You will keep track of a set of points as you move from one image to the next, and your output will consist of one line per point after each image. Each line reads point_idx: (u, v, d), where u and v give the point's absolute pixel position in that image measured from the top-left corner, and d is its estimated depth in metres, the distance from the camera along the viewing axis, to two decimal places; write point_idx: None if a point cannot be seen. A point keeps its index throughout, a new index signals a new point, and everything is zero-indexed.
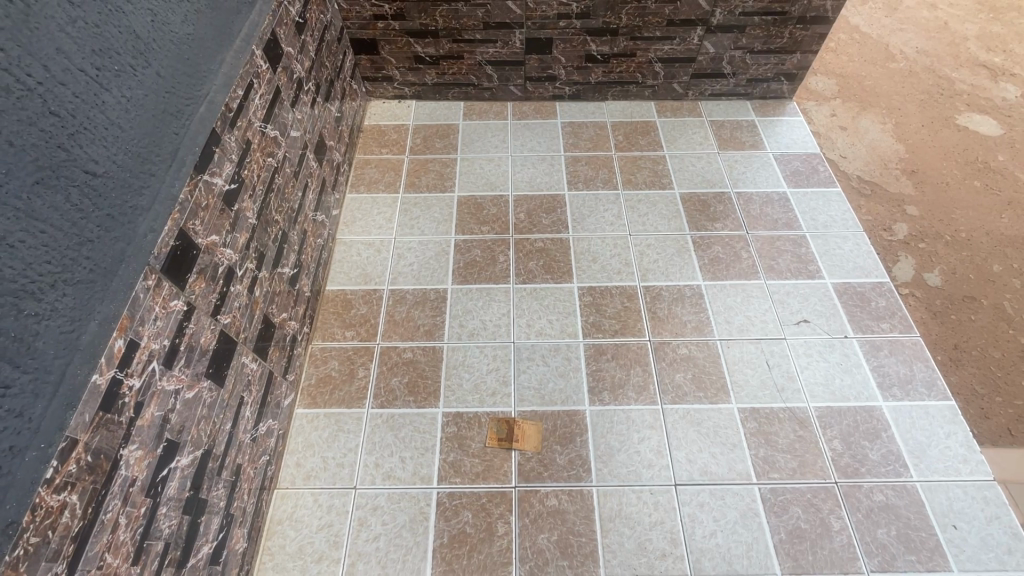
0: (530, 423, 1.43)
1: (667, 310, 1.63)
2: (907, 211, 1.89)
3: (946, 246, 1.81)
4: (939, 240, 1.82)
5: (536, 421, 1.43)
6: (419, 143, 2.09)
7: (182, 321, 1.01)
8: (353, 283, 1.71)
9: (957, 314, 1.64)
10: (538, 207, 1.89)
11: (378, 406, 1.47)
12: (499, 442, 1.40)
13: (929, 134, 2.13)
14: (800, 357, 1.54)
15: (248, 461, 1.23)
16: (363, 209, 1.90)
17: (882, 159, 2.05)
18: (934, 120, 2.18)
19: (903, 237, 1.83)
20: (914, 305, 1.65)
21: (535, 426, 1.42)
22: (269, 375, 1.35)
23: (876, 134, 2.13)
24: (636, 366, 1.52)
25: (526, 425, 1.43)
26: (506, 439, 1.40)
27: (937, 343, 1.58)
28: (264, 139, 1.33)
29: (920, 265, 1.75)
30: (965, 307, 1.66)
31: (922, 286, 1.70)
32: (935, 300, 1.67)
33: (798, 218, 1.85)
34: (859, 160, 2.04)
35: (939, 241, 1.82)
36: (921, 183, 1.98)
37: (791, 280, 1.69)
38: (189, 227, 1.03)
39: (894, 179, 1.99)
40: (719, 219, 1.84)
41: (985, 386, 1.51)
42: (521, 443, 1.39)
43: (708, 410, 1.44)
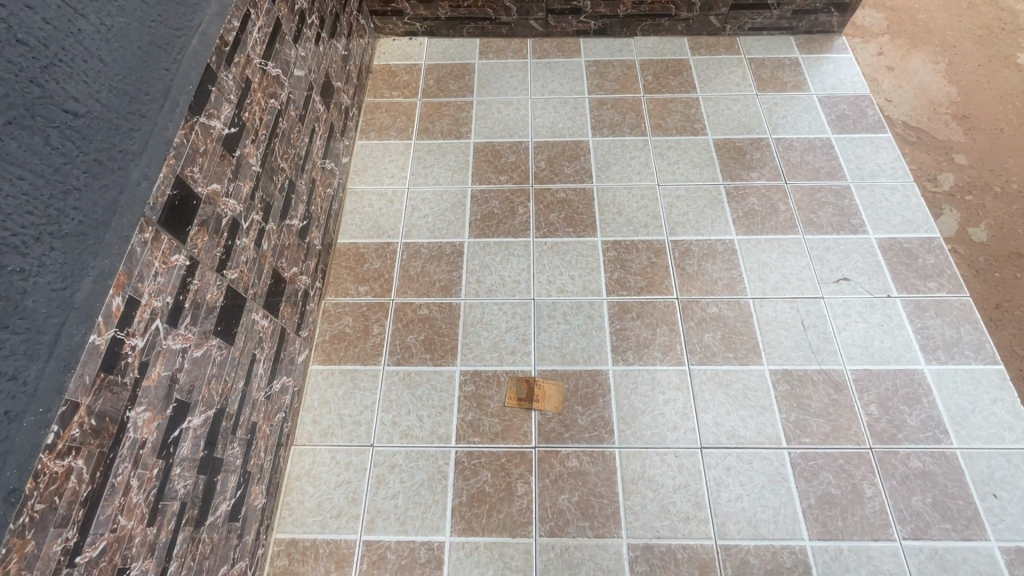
0: (551, 384, 1.38)
1: (696, 267, 1.53)
2: (955, 160, 1.73)
3: (997, 199, 1.66)
4: (987, 192, 1.67)
5: (556, 381, 1.38)
6: (433, 85, 1.95)
7: (185, 277, 0.94)
8: (367, 236, 1.64)
9: (1003, 273, 1.52)
10: (560, 154, 1.77)
11: (394, 363, 1.43)
12: (515, 404, 1.35)
13: (985, 75, 1.93)
14: (838, 317, 1.44)
15: (263, 419, 1.21)
16: (374, 157, 1.79)
17: (930, 103, 1.87)
18: (992, 59, 1.97)
19: (948, 188, 1.68)
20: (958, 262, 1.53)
21: (557, 388, 1.37)
22: (281, 332, 1.30)
23: (926, 75, 1.94)
24: (662, 326, 1.44)
25: (547, 386, 1.37)
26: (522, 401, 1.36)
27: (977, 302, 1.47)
28: (265, 78, 1.22)
29: (965, 220, 1.61)
30: (1011, 265, 1.53)
31: (965, 241, 1.57)
32: (978, 257, 1.54)
33: (842, 167, 1.71)
34: (905, 105, 1.86)
35: (987, 193, 1.67)
36: (972, 129, 1.80)
37: (832, 235, 1.58)
38: (187, 175, 0.95)
39: (942, 125, 1.81)
40: (756, 168, 1.71)
41: None
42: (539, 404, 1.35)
43: (738, 371, 1.38)
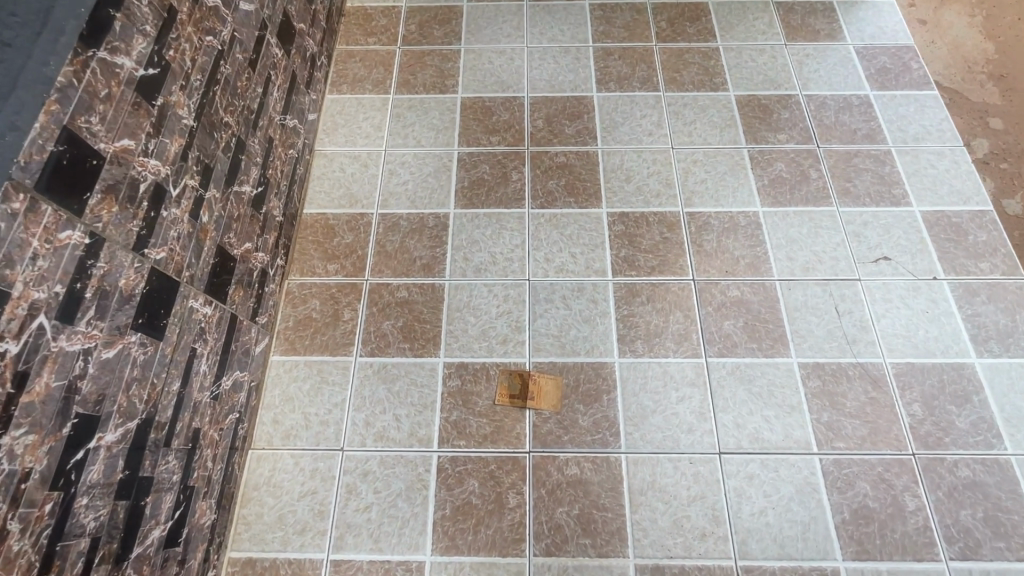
0: (549, 379, 1.20)
1: (715, 244, 1.34)
2: (997, 123, 1.52)
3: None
4: None
5: (554, 376, 1.20)
6: (414, 30, 1.70)
7: (84, 259, 0.74)
8: (337, 206, 1.42)
9: None
10: (560, 112, 1.54)
11: (368, 354, 1.24)
12: (506, 403, 1.18)
13: None
14: (877, 302, 1.26)
15: (209, 424, 1.02)
16: (346, 113, 1.56)
17: (964, 61, 1.64)
18: None
19: (983, 154, 1.47)
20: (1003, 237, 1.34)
21: (555, 383, 1.19)
22: (232, 320, 1.11)
23: (961, 29, 1.69)
24: (676, 312, 1.26)
25: (544, 381, 1.19)
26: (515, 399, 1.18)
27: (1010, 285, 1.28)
28: (198, 7, 0.98)
29: (999, 192, 1.41)
30: None
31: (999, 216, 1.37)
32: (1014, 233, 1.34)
33: (882, 129, 1.49)
34: (936, 62, 1.63)
35: None
36: (1010, 90, 1.58)
37: (870, 207, 1.38)
38: (81, 126, 0.73)
39: (978, 85, 1.59)
40: (784, 129, 1.49)
41: None
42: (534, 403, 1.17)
43: (762, 365, 1.20)
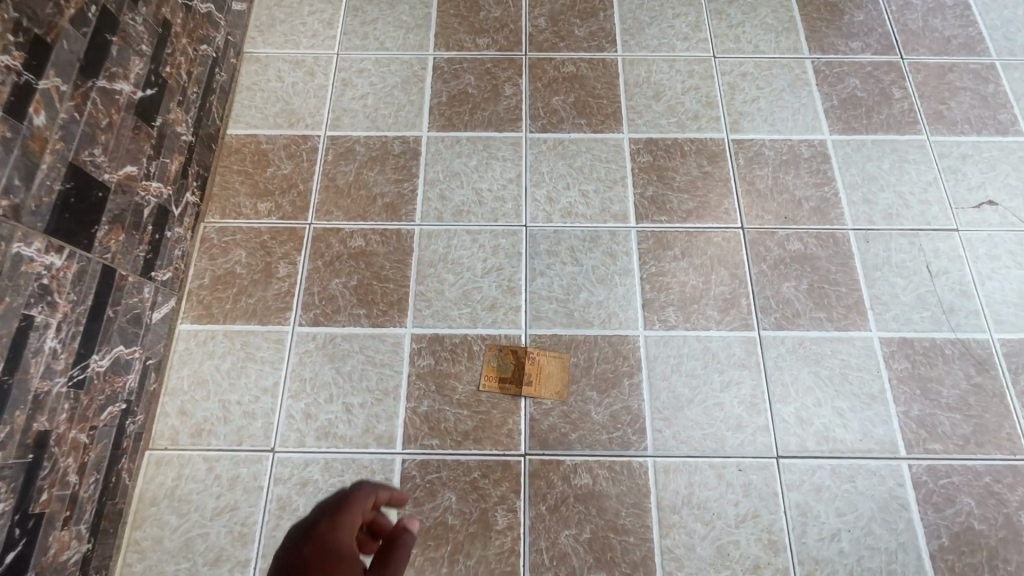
0: (552, 358, 0.90)
1: (770, 181, 1.02)
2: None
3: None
4: None
5: (559, 353, 0.90)
6: None
7: None
8: (272, 125, 1.07)
9: None
10: (568, 7, 1.18)
11: (310, 322, 0.93)
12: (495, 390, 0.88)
13: None
14: (981, 259, 0.97)
15: (68, 423, 0.72)
16: (287, 5, 1.18)
17: None
18: None
19: None
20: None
21: (561, 364, 0.89)
22: (110, 277, 0.78)
23: None
24: (719, 270, 0.95)
25: (546, 361, 0.89)
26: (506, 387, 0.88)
27: None
28: None
29: None
30: None
31: None
32: None
33: (982, 37, 1.16)
34: None
35: None
36: None
37: (970, 136, 1.06)
38: None
39: None
40: (858, 35, 1.15)
41: None
42: (532, 390, 0.88)
43: (833, 341, 0.91)
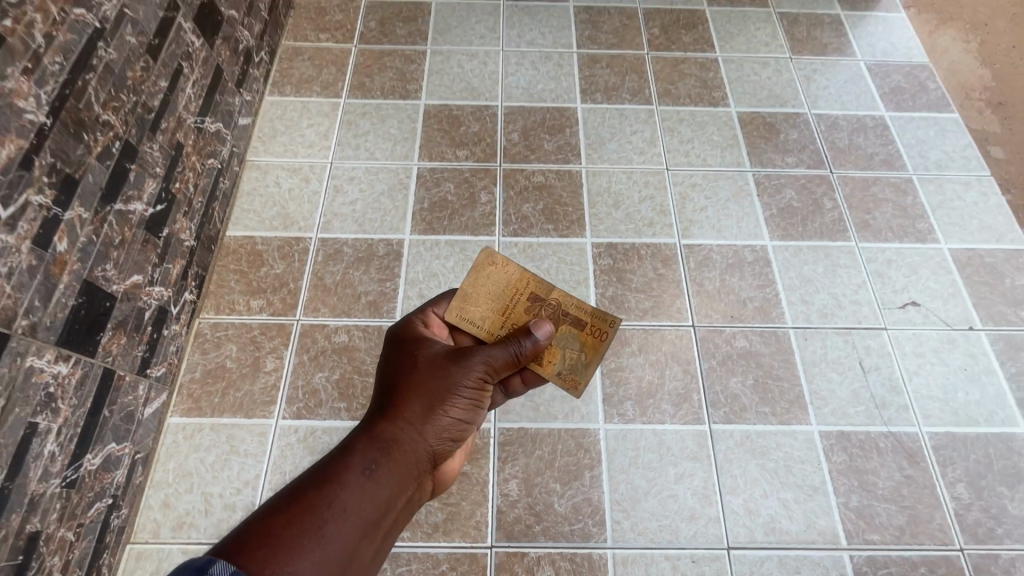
0: (472, 284, 0.77)
1: (717, 283, 1.13)
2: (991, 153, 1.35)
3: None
4: None
5: (477, 279, 0.77)
6: (375, 27, 1.48)
7: None
8: (268, 227, 1.18)
9: None
10: (538, 124, 1.33)
11: (294, 415, 0.99)
12: (596, 335, 0.77)
13: None
14: (908, 357, 1.07)
15: (57, 523, 0.76)
16: (288, 120, 1.32)
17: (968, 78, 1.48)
18: None
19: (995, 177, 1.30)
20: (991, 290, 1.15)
21: (477, 270, 0.77)
22: (107, 378, 0.85)
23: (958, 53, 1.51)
24: (673, 366, 1.04)
25: (473, 285, 0.77)
26: (575, 319, 0.77)
27: None
28: None
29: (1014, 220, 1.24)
30: None
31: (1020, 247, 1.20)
32: None
33: (900, 155, 1.32)
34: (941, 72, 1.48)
35: None
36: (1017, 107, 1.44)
37: (893, 243, 1.19)
38: None
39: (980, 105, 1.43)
40: (794, 152, 1.31)
41: None
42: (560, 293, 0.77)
43: (777, 434, 0.99)
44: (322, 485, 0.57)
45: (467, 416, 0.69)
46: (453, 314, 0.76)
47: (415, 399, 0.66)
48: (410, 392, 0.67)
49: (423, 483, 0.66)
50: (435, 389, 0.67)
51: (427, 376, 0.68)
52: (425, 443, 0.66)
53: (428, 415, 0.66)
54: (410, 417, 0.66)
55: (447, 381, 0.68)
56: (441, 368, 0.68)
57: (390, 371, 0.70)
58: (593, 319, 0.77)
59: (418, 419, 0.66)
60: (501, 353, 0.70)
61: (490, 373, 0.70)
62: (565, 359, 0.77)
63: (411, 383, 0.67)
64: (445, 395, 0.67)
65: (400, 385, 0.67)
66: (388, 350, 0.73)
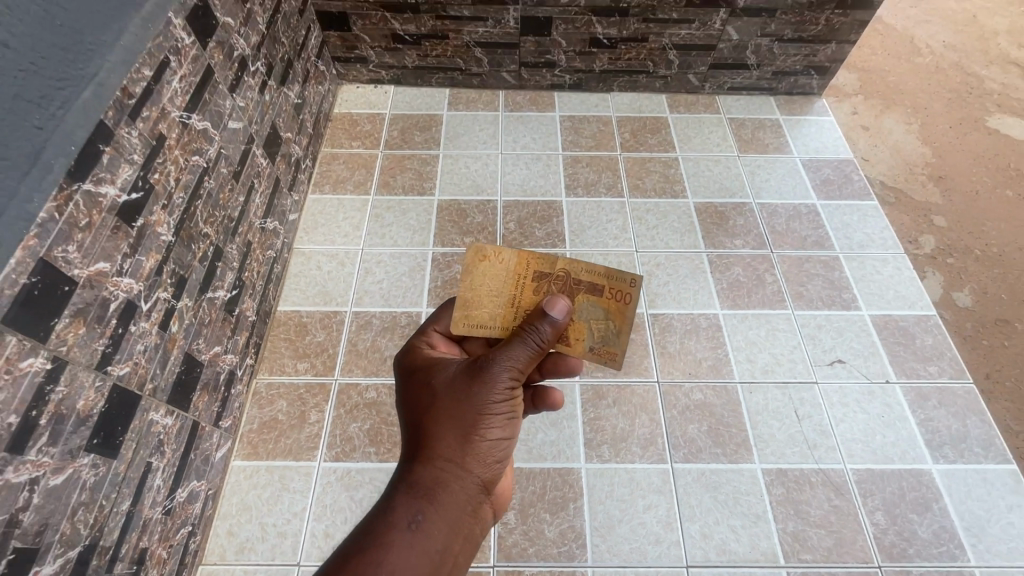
0: (474, 287, 0.87)
1: (677, 345, 1.38)
2: (934, 222, 1.68)
3: (979, 261, 1.59)
4: (970, 255, 1.60)
5: (486, 282, 0.86)
6: (397, 136, 1.82)
7: (44, 385, 0.74)
8: (311, 303, 1.45)
9: (991, 342, 1.43)
10: (530, 215, 1.63)
11: (333, 458, 1.22)
12: (617, 299, 0.87)
13: (957, 137, 2.03)
14: (835, 406, 1.30)
15: (158, 542, 0.99)
16: (327, 214, 1.63)
17: (907, 163, 1.84)
18: (962, 121, 2.09)
19: (930, 250, 1.61)
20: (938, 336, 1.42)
21: (480, 273, 0.86)
22: (193, 428, 1.09)
23: (901, 133, 2.00)
24: (641, 415, 1.28)
25: (479, 287, 0.87)
26: (593, 286, 0.87)
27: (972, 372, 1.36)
28: (186, 133, 1.05)
29: (949, 285, 1.53)
30: (999, 333, 1.45)
31: (952, 308, 1.48)
32: (966, 324, 1.45)
33: (829, 236, 1.60)
34: (883, 163, 1.82)
35: (970, 256, 1.60)
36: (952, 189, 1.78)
37: (823, 311, 1.45)
38: (58, 254, 0.76)
39: (921, 185, 1.78)
40: (740, 235, 1.59)
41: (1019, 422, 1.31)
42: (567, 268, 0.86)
43: (727, 471, 1.21)
44: (376, 544, 0.66)
45: (499, 432, 0.78)
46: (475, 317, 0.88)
47: (444, 439, 0.74)
48: (436, 428, 0.75)
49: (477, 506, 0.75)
50: (462, 422, 0.75)
51: (452, 415, 0.75)
52: (463, 480, 0.74)
53: (459, 446, 0.75)
54: (443, 456, 0.74)
55: (471, 406, 0.76)
56: (461, 392, 0.76)
57: (415, 407, 0.78)
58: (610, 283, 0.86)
59: (451, 453, 0.74)
60: (521, 349, 0.78)
61: (509, 383, 0.77)
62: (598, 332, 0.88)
63: (439, 424, 0.75)
64: (471, 421, 0.75)
65: (429, 429, 0.75)
66: (411, 388, 0.80)
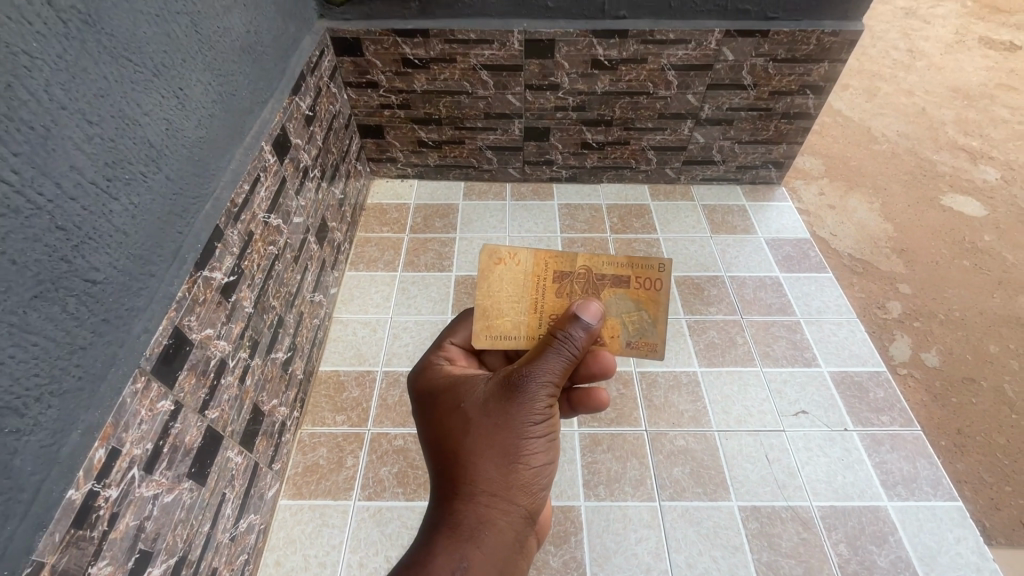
0: (505, 289, 1.05)
1: (663, 398, 1.60)
2: (900, 290, 1.99)
3: (941, 325, 1.90)
4: (934, 319, 1.92)
5: (518, 284, 1.05)
6: (420, 222, 2.14)
7: (168, 421, 0.98)
8: (348, 363, 1.70)
9: (958, 398, 1.70)
10: None
11: (366, 497, 1.42)
12: (642, 288, 1.07)
13: (915, 215, 2.32)
14: (800, 451, 1.50)
15: (224, 564, 1.18)
16: (361, 288, 1.91)
17: (872, 238, 2.18)
18: (922, 200, 2.39)
19: (898, 315, 1.91)
20: (990, 396, 1.72)
21: (509, 277, 1.05)
22: (254, 467, 1.31)
23: (864, 213, 2.29)
24: (632, 459, 1.48)
25: (509, 289, 1.05)
26: (618, 276, 1.07)
27: (940, 430, 1.62)
28: (267, 228, 1.36)
29: (917, 346, 1.83)
30: (965, 389, 1.73)
31: (920, 366, 1.77)
32: (935, 381, 1.74)
33: (791, 304, 1.86)
34: (849, 239, 2.16)
35: (933, 320, 1.91)
36: (912, 261, 2.11)
37: (787, 368, 1.68)
38: (185, 323, 1.03)
39: (885, 257, 2.11)
40: (714, 303, 1.86)
41: (993, 474, 1.55)
42: (591, 263, 1.06)
43: (708, 508, 1.40)
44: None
45: (534, 455, 0.87)
46: (510, 318, 1.05)
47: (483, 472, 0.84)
48: (475, 464, 0.84)
49: (520, 528, 0.86)
50: (498, 455, 0.85)
51: (490, 448, 0.85)
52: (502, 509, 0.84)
53: (496, 475, 0.84)
54: (484, 490, 0.84)
55: (504, 435, 0.85)
56: (496, 421, 0.85)
57: (451, 439, 0.87)
58: (636, 270, 1.06)
59: (491, 485, 0.84)
60: (553, 362, 0.88)
61: (540, 405, 0.86)
62: (634, 320, 1.07)
63: (478, 459, 0.84)
64: (507, 451, 0.85)
65: (469, 464, 0.84)
66: (448, 420, 0.89)
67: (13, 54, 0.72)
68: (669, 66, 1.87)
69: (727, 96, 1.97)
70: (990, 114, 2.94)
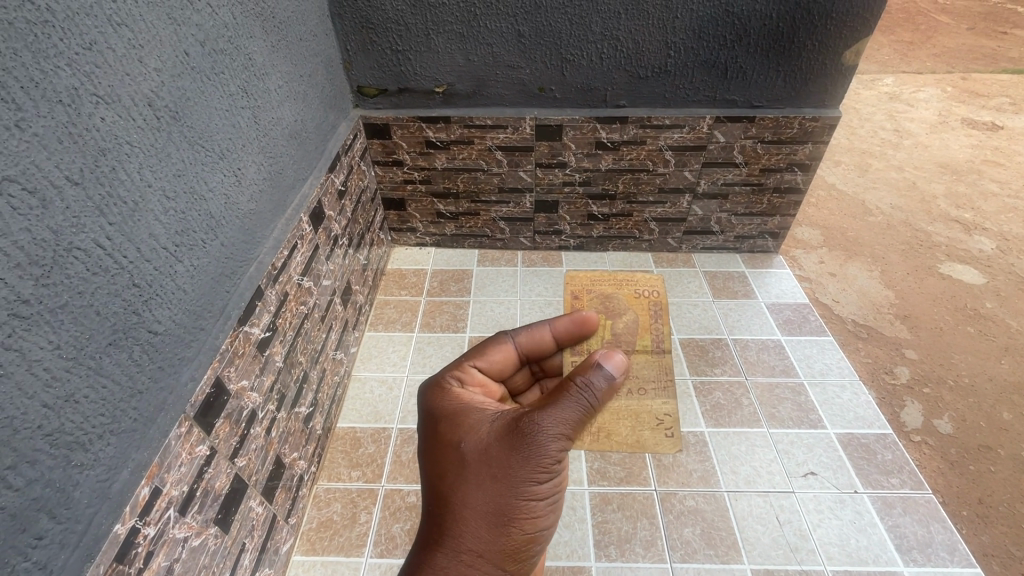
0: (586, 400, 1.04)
1: (671, 458, 1.63)
2: (906, 355, 2.05)
3: (951, 391, 1.93)
4: (942, 384, 1.95)
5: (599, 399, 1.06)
6: (436, 286, 2.28)
7: (202, 466, 1.05)
8: (364, 420, 1.76)
9: (976, 466, 1.69)
10: None
11: (378, 554, 1.43)
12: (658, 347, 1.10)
13: (915, 282, 2.41)
14: (812, 514, 1.50)
15: None
16: (379, 347, 2.01)
17: (874, 304, 2.27)
18: (919, 268, 2.49)
19: (906, 380, 1.94)
20: (1008, 464, 1.72)
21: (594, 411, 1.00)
22: (273, 519, 1.35)
23: (864, 281, 2.39)
24: (643, 519, 1.49)
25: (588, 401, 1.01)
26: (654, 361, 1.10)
27: (961, 497, 1.60)
28: (299, 289, 1.48)
29: (928, 412, 1.84)
30: (982, 457, 1.73)
31: (935, 433, 1.77)
32: (950, 448, 1.73)
33: (794, 366, 1.92)
34: (851, 305, 2.24)
35: (942, 386, 1.95)
36: (916, 327, 2.18)
37: (793, 429, 1.71)
38: (225, 373, 1.12)
39: (889, 323, 2.18)
40: (719, 364, 1.92)
41: (1020, 547, 1.50)
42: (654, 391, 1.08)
43: (720, 571, 1.39)
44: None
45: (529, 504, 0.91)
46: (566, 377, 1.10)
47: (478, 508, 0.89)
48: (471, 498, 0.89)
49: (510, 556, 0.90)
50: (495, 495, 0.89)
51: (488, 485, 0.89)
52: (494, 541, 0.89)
53: (486, 534, 0.88)
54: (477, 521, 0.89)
55: (494, 491, 0.88)
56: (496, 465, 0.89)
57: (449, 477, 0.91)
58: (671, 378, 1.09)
59: (477, 543, 0.88)
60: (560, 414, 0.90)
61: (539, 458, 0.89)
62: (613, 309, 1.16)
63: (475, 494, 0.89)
64: (495, 511, 0.88)
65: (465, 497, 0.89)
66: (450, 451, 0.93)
67: (118, 144, 0.87)
68: (667, 146, 2.07)
69: (722, 173, 2.14)
70: (979, 188, 3.10)
